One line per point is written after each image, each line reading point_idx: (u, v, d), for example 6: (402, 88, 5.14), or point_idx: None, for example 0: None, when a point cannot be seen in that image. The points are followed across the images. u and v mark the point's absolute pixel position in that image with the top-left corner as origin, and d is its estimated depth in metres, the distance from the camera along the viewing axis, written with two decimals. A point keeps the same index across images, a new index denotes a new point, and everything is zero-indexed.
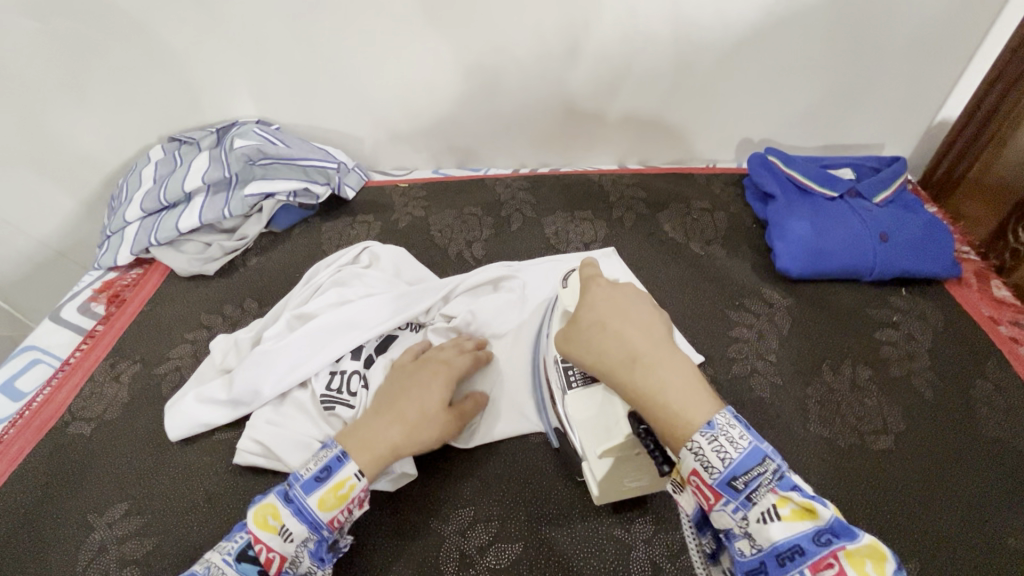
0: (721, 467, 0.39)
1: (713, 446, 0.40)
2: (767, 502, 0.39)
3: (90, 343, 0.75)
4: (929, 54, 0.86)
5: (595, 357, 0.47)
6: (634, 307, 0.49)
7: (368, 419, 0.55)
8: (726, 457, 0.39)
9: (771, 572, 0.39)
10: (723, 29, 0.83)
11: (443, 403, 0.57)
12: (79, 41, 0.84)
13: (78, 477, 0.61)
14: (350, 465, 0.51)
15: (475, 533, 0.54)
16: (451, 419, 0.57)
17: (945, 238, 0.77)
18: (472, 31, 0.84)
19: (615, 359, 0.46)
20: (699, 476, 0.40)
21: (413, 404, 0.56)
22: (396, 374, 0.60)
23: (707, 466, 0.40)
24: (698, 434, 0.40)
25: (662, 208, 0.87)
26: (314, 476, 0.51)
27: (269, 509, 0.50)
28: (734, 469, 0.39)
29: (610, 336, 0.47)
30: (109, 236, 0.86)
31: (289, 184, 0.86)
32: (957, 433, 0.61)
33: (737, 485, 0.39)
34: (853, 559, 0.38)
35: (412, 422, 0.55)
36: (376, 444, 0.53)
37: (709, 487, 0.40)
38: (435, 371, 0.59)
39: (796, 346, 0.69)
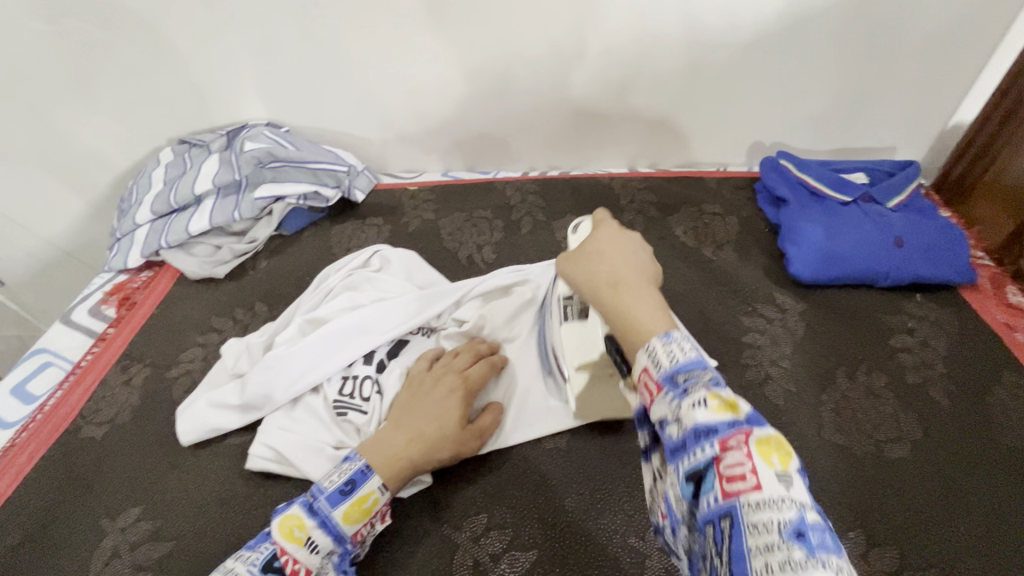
0: (669, 360, 0.38)
1: (667, 350, 0.38)
2: (699, 390, 0.36)
3: (101, 346, 0.75)
4: (943, 57, 0.86)
5: (586, 278, 0.46)
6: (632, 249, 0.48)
7: (386, 435, 0.56)
8: (677, 355, 0.38)
9: (688, 455, 0.35)
10: (735, 31, 0.83)
11: (461, 417, 0.58)
12: (91, 43, 0.85)
13: (90, 481, 0.61)
14: (373, 478, 0.53)
15: (488, 541, 0.54)
16: (470, 433, 0.58)
17: (960, 244, 0.76)
18: (483, 33, 0.84)
19: (606, 281, 0.45)
20: (648, 370, 0.38)
21: (430, 421, 0.57)
22: (412, 386, 0.60)
23: (657, 362, 0.38)
24: (657, 341, 0.39)
25: (672, 212, 0.87)
26: (338, 488, 0.52)
27: (295, 520, 0.51)
28: (681, 364, 0.37)
29: (595, 257, 0.47)
30: (118, 239, 0.86)
31: (298, 187, 0.86)
32: (974, 442, 0.61)
33: (677, 377, 0.37)
34: (769, 452, 0.33)
35: (430, 441, 0.55)
36: (396, 462, 0.54)
37: (654, 379, 0.38)
38: (452, 384, 0.59)
39: (810, 352, 0.69)
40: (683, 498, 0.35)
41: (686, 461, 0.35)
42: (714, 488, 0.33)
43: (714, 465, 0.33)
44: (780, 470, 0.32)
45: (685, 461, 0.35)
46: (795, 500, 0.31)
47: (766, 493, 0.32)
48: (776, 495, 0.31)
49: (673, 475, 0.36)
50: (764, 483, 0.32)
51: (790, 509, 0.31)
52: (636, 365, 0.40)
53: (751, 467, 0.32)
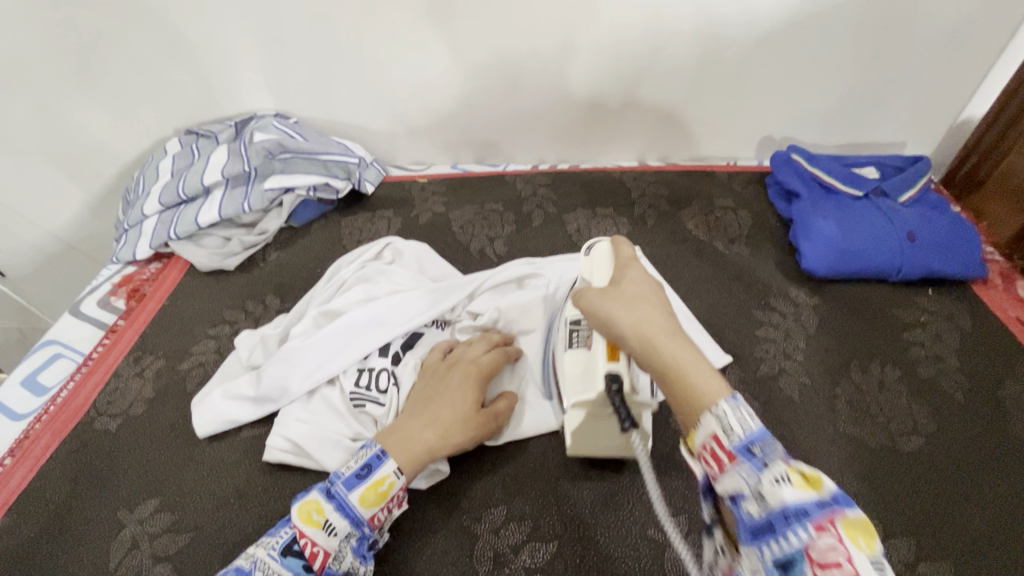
0: (741, 428, 0.37)
1: (737, 414, 0.37)
2: (780, 465, 0.35)
3: (112, 338, 0.74)
4: (956, 52, 0.85)
5: (632, 319, 0.44)
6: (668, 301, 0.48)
7: (402, 422, 0.56)
8: (747, 421, 0.37)
9: (776, 537, 0.34)
10: (749, 24, 0.82)
11: (476, 402, 0.58)
12: (97, 32, 0.83)
13: (106, 473, 0.61)
14: (389, 462, 0.52)
15: (508, 532, 0.54)
16: (484, 418, 0.57)
17: (972, 239, 0.76)
18: (496, 25, 0.83)
19: (654, 326, 0.43)
20: (716, 438, 0.37)
21: (444, 406, 0.57)
22: (427, 375, 0.61)
23: (727, 428, 0.37)
24: (724, 403, 0.38)
25: (683, 206, 0.87)
26: (355, 473, 0.52)
27: (313, 504, 0.51)
28: (754, 434, 0.36)
29: (642, 303, 0.46)
30: (126, 230, 0.86)
31: (308, 179, 0.85)
32: (987, 435, 0.61)
33: (753, 449, 0.36)
34: (857, 536, 0.33)
35: (445, 424, 0.55)
36: (412, 446, 0.54)
37: (723, 448, 0.37)
38: (465, 370, 0.59)
39: (823, 346, 0.69)
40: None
41: (774, 547, 0.34)
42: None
43: (808, 552, 0.33)
44: (872, 555, 0.32)
45: (773, 544, 0.34)
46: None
47: None
48: None
49: (754, 559, 0.35)
50: (860, 571, 0.31)
51: None
52: (698, 431, 0.39)
53: (846, 555, 0.32)
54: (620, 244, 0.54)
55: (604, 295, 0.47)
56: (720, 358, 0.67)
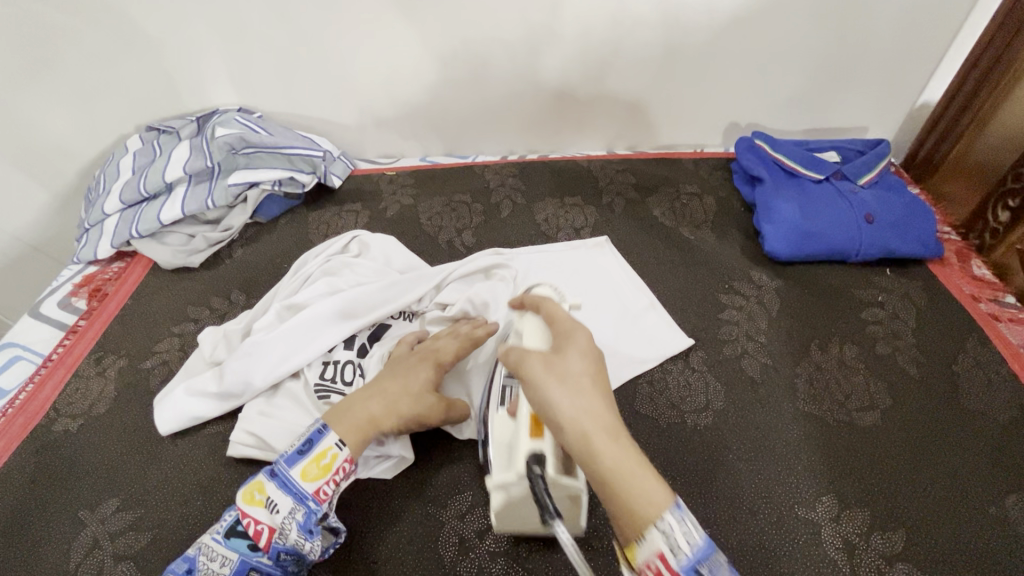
0: (690, 549, 0.37)
1: (683, 529, 0.38)
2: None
3: (72, 339, 0.73)
4: (916, 36, 0.86)
5: (577, 408, 0.41)
6: (601, 373, 0.45)
7: (352, 396, 0.57)
8: (692, 538, 0.38)
9: None
10: (710, 11, 0.83)
11: (429, 384, 0.57)
12: (52, 26, 0.81)
13: (67, 475, 0.60)
14: (330, 435, 0.53)
15: (473, 518, 0.55)
16: (439, 403, 0.57)
17: (928, 218, 0.78)
18: (459, 14, 0.82)
19: (594, 420, 0.41)
20: (661, 557, 0.38)
21: (396, 380, 0.57)
22: (392, 357, 0.61)
23: (676, 549, 0.37)
24: (669, 516, 0.38)
25: (651, 193, 0.88)
26: (297, 449, 0.52)
27: (257, 485, 0.51)
28: (700, 552, 0.38)
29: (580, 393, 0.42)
30: (87, 229, 0.84)
31: (274, 173, 0.84)
32: (941, 408, 0.63)
33: (700, 568, 0.37)
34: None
35: (392, 397, 0.56)
36: (354, 417, 0.54)
37: (671, 571, 0.37)
38: (425, 355, 0.59)
39: (785, 328, 0.70)
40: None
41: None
42: None
43: None
44: None
45: None
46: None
47: None
48: None
49: None
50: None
51: None
52: (643, 549, 0.39)
53: None
54: (556, 308, 0.52)
55: (546, 371, 0.43)
56: (684, 341, 0.68)
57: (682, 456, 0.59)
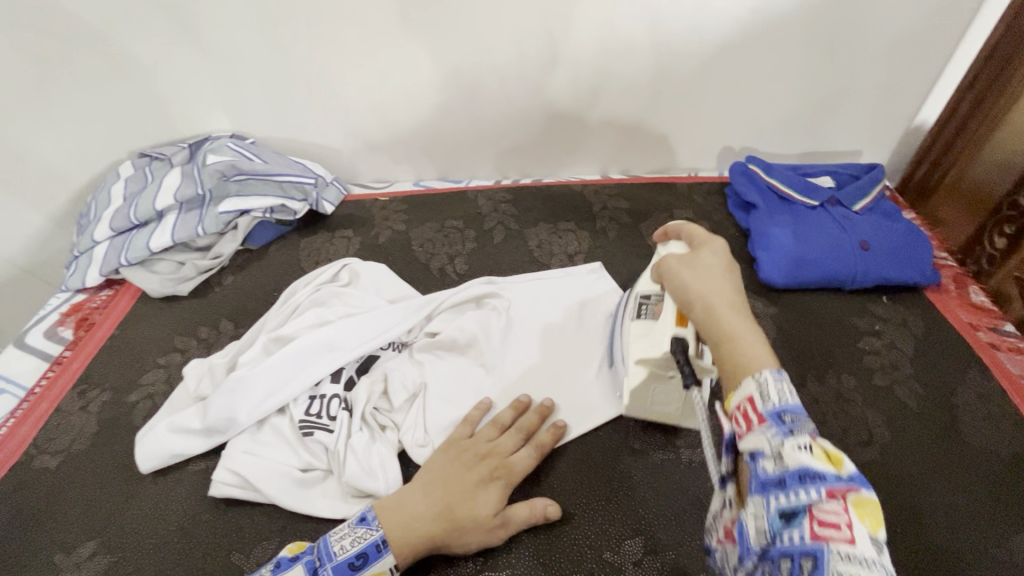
0: (778, 397, 0.41)
1: (778, 386, 0.41)
2: (805, 436, 0.39)
3: (57, 370, 0.72)
4: (905, 62, 0.87)
5: (706, 288, 0.50)
6: (728, 271, 0.52)
7: (413, 502, 0.53)
8: (785, 394, 0.41)
9: (785, 491, 0.37)
10: (700, 38, 0.83)
11: (498, 509, 0.53)
12: (44, 56, 0.81)
13: (44, 514, 0.58)
14: (386, 558, 0.50)
15: (460, 562, 0.53)
16: (502, 531, 0.53)
17: (924, 246, 0.77)
18: (450, 42, 0.83)
19: (721, 297, 0.49)
20: (750, 400, 0.42)
21: (467, 502, 0.52)
22: (453, 450, 0.57)
23: (764, 394, 0.41)
24: (768, 373, 0.42)
25: (646, 219, 0.87)
26: (349, 561, 0.50)
27: None
28: (789, 405, 0.40)
29: (710, 278, 0.51)
30: (76, 257, 0.83)
31: (265, 201, 0.83)
32: (941, 442, 0.62)
33: (784, 416, 0.40)
34: (865, 514, 0.36)
35: (458, 523, 0.51)
36: (413, 536, 0.51)
37: (756, 411, 0.41)
38: (494, 468, 0.55)
39: (780, 357, 0.69)
40: (764, 532, 0.37)
41: (780, 498, 0.37)
42: (803, 528, 0.36)
43: (811, 508, 0.36)
44: (872, 534, 0.35)
45: (779, 496, 0.37)
46: (884, 568, 0.34)
47: (857, 549, 0.34)
48: (866, 555, 0.34)
49: (754, 508, 0.39)
50: (857, 539, 0.35)
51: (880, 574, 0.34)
52: (737, 393, 0.43)
53: (847, 521, 0.35)
54: (697, 227, 0.59)
55: (681, 264, 0.54)
56: None
57: (677, 494, 0.57)
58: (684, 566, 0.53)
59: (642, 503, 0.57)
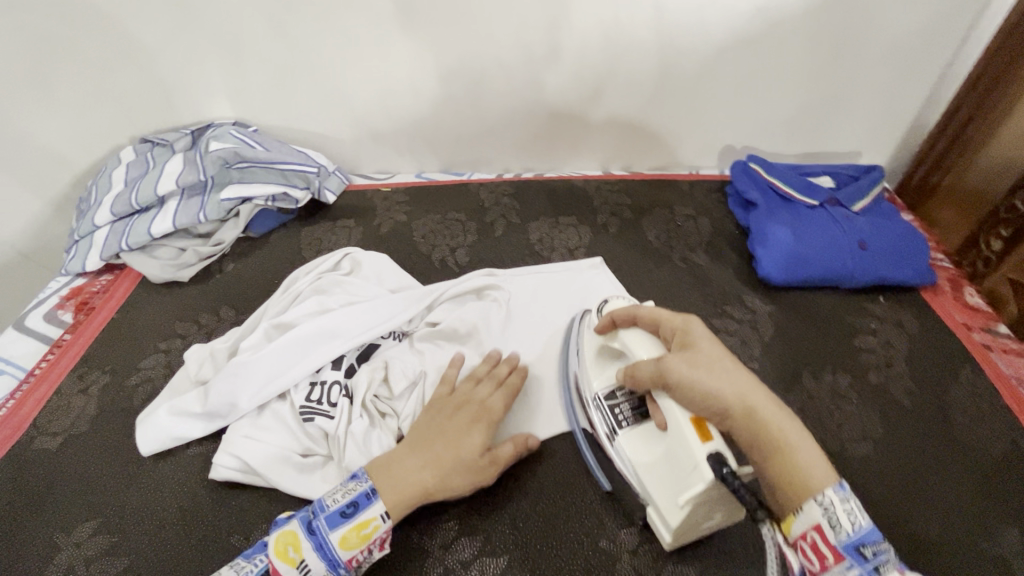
0: (851, 528, 0.39)
1: (846, 508, 0.40)
2: (887, 566, 0.39)
3: (56, 353, 0.72)
4: (907, 64, 0.87)
5: (735, 389, 0.46)
6: (729, 357, 0.48)
7: (400, 456, 0.54)
8: (856, 519, 0.40)
9: None
10: (704, 35, 0.83)
11: (482, 447, 0.54)
12: (48, 38, 0.81)
13: (45, 495, 0.59)
14: (376, 504, 0.51)
15: (458, 547, 0.54)
16: (491, 464, 0.54)
17: (920, 246, 0.78)
18: (455, 34, 0.83)
19: (750, 392, 0.46)
20: (821, 531, 0.40)
21: (451, 446, 0.54)
22: (432, 407, 0.58)
23: (835, 524, 0.40)
24: (831, 491, 0.41)
25: (646, 214, 0.88)
26: (340, 510, 0.50)
27: (291, 537, 0.49)
28: (865, 535, 0.39)
29: (727, 372, 0.47)
30: (77, 241, 0.83)
31: (267, 188, 0.84)
32: (933, 439, 0.63)
33: (863, 550, 0.39)
34: None
35: (446, 466, 0.53)
36: (405, 485, 0.52)
37: (829, 545, 0.40)
38: (475, 412, 0.56)
39: (777, 354, 0.70)
40: None
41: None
42: None
43: None
44: None
45: None
46: None
47: None
48: None
49: None
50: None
51: None
52: (799, 520, 0.42)
53: None
54: (656, 310, 0.55)
55: (690, 367, 0.47)
56: None
57: None
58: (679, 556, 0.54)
59: None
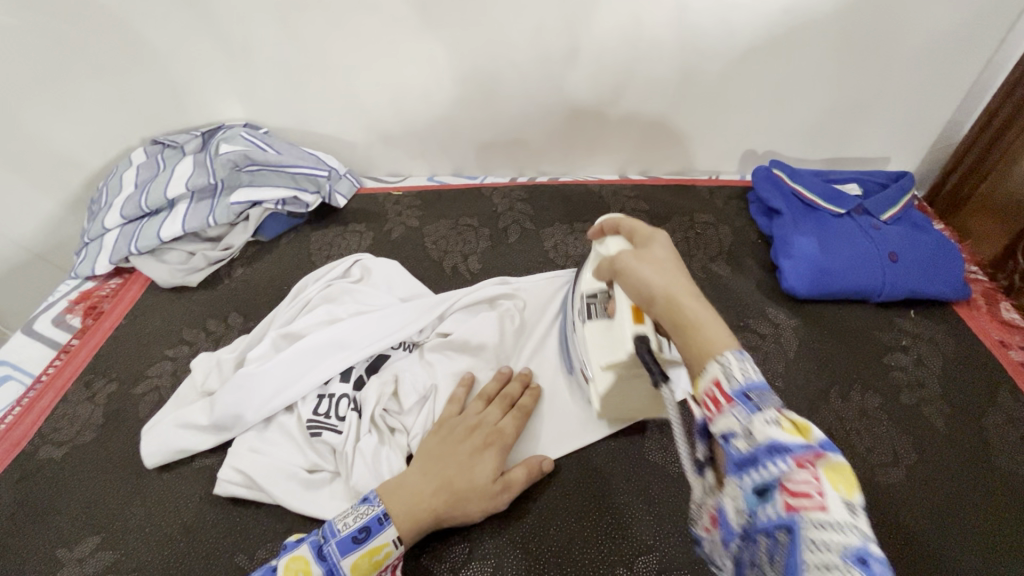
0: (743, 374, 0.37)
1: (740, 363, 0.38)
2: (772, 410, 0.36)
3: (64, 359, 0.71)
4: (941, 67, 0.83)
5: (662, 279, 0.45)
6: (671, 258, 0.48)
7: (411, 479, 0.53)
8: (750, 370, 0.38)
9: (756, 469, 0.35)
10: (728, 37, 0.80)
11: (494, 472, 0.53)
12: (59, 39, 0.80)
13: (49, 506, 0.58)
14: (389, 530, 0.50)
15: (468, 572, 0.52)
16: (503, 490, 0.53)
17: (954, 259, 0.75)
18: (470, 36, 0.81)
19: (676, 285, 0.45)
20: (716, 382, 0.38)
21: (464, 471, 0.53)
22: (442, 429, 0.57)
23: (728, 373, 0.38)
24: (730, 354, 0.39)
25: (665, 221, 0.85)
26: (352, 535, 0.49)
27: (301, 563, 0.48)
28: (754, 381, 0.37)
29: (660, 266, 0.46)
30: (86, 244, 0.82)
31: (277, 192, 0.82)
32: (969, 466, 0.59)
33: (751, 394, 0.37)
34: (837, 479, 0.34)
35: (460, 492, 0.52)
36: (417, 509, 0.50)
37: (722, 392, 0.38)
38: (487, 434, 0.56)
39: (802, 370, 0.67)
40: (743, 512, 0.36)
41: (754, 476, 0.35)
42: (776, 504, 0.34)
43: (781, 482, 0.34)
44: (846, 497, 0.33)
45: (753, 476, 0.35)
46: (860, 528, 0.32)
47: (831, 514, 0.32)
48: (840, 518, 0.32)
49: (732, 490, 0.37)
50: (830, 504, 0.32)
51: (854, 535, 0.32)
52: (702, 378, 0.39)
53: (818, 489, 0.33)
54: (635, 220, 0.54)
55: (630, 259, 0.48)
56: None
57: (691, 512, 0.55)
58: None
59: (657, 519, 0.55)
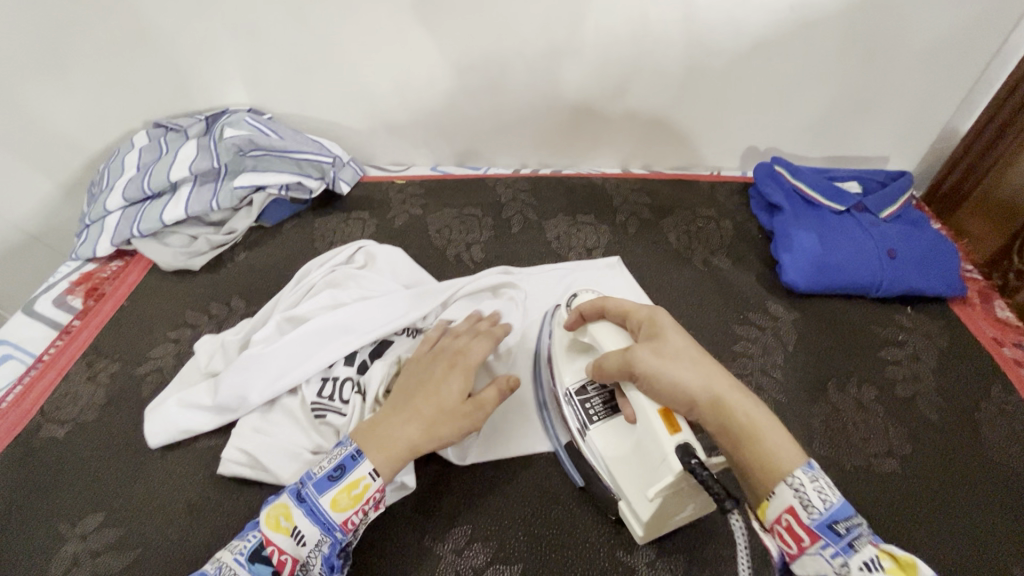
0: (824, 505, 0.39)
1: (815, 486, 0.40)
2: (866, 547, 0.38)
3: (65, 339, 0.71)
4: (942, 69, 0.85)
5: (699, 380, 0.45)
6: (691, 348, 0.48)
7: (384, 415, 0.53)
8: (828, 497, 0.40)
9: None
10: (734, 34, 0.81)
11: (460, 392, 0.53)
12: (64, 19, 0.79)
13: (51, 485, 0.58)
14: (363, 463, 0.50)
15: (471, 553, 0.52)
16: (473, 407, 0.53)
17: (950, 256, 0.76)
18: (478, 26, 0.81)
19: (716, 380, 0.46)
20: (794, 513, 0.40)
21: (430, 398, 0.53)
22: (414, 364, 0.57)
23: (807, 503, 0.39)
24: (800, 471, 0.41)
25: (667, 215, 0.86)
26: (327, 474, 0.50)
27: (282, 509, 0.49)
28: (836, 510, 0.39)
29: (691, 361, 0.46)
30: (88, 226, 0.81)
31: (281, 177, 0.82)
32: (961, 457, 0.61)
33: (837, 527, 0.39)
34: None
35: (429, 418, 0.52)
36: (392, 443, 0.51)
37: (803, 526, 0.39)
38: (449, 359, 0.56)
39: (801, 363, 0.68)
40: None
41: None
42: None
43: None
44: None
45: None
46: None
47: None
48: None
49: None
50: None
51: None
52: (773, 505, 0.41)
53: None
54: (620, 300, 0.54)
55: (657, 358, 0.46)
56: None
57: None
58: (697, 569, 0.52)
59: None
